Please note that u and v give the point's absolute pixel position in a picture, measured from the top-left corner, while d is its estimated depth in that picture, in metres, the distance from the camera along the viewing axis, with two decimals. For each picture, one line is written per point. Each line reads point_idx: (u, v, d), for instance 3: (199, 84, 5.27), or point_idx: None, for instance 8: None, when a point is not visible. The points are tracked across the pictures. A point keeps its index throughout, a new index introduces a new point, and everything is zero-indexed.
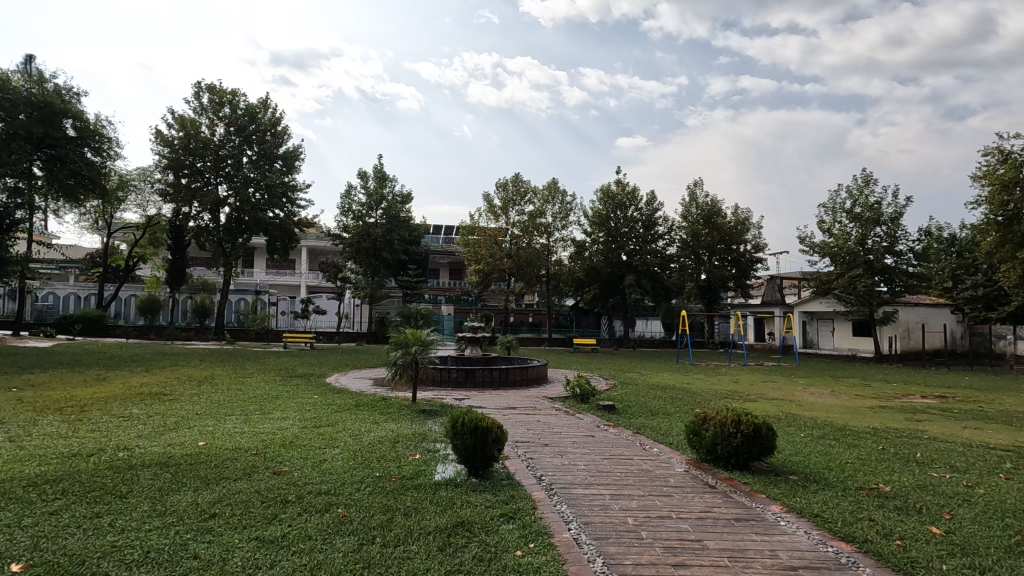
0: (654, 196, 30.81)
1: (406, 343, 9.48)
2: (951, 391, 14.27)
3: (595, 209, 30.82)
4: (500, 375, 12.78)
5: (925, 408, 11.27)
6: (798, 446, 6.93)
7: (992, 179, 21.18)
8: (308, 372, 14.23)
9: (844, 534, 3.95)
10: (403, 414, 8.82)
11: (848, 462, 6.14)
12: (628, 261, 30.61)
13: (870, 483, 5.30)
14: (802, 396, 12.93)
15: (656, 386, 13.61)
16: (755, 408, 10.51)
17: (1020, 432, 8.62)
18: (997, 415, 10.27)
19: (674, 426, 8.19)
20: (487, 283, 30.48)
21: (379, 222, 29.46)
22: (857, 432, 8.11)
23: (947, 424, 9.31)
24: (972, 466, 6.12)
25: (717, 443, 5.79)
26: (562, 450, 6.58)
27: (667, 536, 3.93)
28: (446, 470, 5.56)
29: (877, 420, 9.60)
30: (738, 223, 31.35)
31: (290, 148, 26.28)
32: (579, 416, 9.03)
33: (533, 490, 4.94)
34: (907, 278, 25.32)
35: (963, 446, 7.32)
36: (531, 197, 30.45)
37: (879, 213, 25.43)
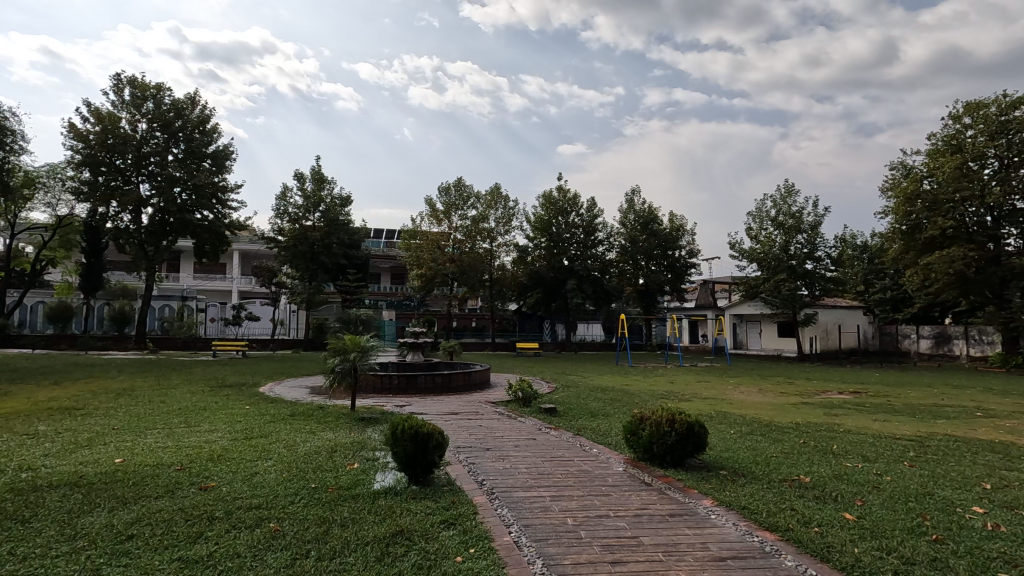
0: (594, 202, 31.50)
1: (344, 349, 9.21)
2: (864, 387, 15.41)
3: (537, 215, 31.19)
4: (443, 381, 12.67)
5: (842, 402, 12.10)
6: (728, 442, 7.27)
7: (897, 191, 23.13)
8: (241, 382, 13.58)
9: (769, 524, 4.18)
10: (341, 422, 8.57)
11: (772, 456, 6.52)
12: (570, 265, 31.19)
13: (793, 475, 5.63)
14: (732, 394, 13.61)
15: (596, 388, 13.90)
16: (689, 407, 10.92)
17: (923, 423, 9.41)
18: (904, 407, 11.18)
19: (613, 426, 8.39)
20: (429, 288, 30.19)
21: (317, 225, 28.59)
22: (781, 427, 8.61)
23: (860, 417, 10.04)
24: (881, 456, 6.64)
25: (653, 442, 5.98)
26: (504, 454, 6.59)
27: (606, 534, 4.02)
28: (385, 478, 5.45)
29: (799, 415, 10.22)
30: (673, 229, 32.62)
31: (220, 147, 25.02)
32: (521, 420, 9.09)
33: (475, 495, 4.91)
34: (825, 283, 27.15)
35: (873, 437, 7.91)
36: (474, 202, 30.44)
37: (800, 221, 27.21)
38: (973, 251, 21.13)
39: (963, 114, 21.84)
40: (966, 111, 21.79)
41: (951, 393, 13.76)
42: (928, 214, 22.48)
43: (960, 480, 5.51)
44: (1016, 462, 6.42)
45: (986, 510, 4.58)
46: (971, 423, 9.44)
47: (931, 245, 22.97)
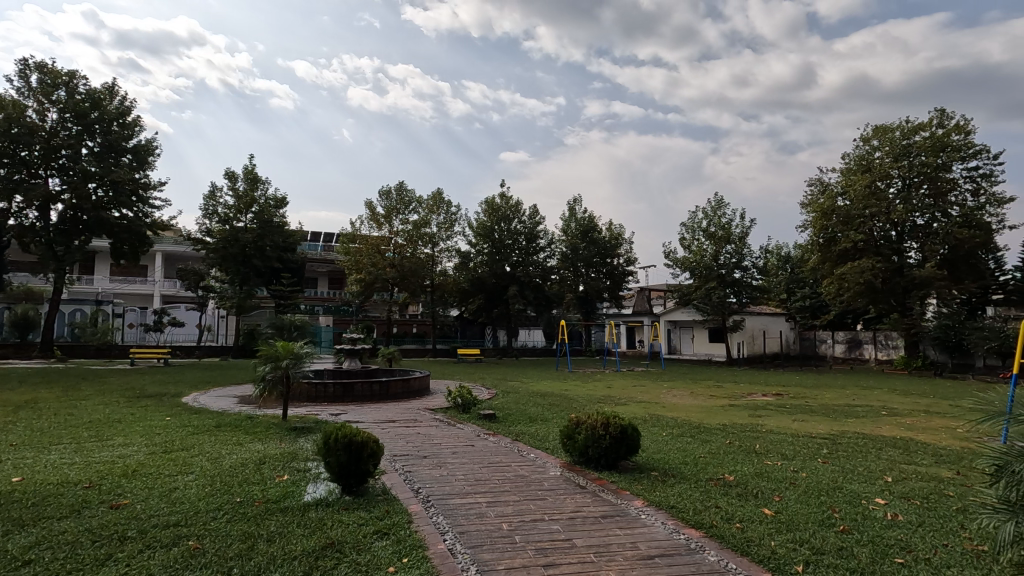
0: (536, 210, 31.92)
1: (276, 356, 8.83)
2: (786, 389, 16.36)
3: (479, 221, 31.20)
4: (381, 389, 12.41)
5: (765, 405, 12.80)
6: (660, 444, 7.54)
7: (815, 206, 24.82)
8: (161, 392, 12.74)
9: (694, 521, 4.36)
10: (271, 432, 8.21)
11: (699, 456, 6.81)
12: (512, 272, 31.35)
13: (718, 474, 5.90)
14: (666, 398, 14.10)
15: (536, 394, 14.03)
16: (625, 411, 11.24)
17: (837, 423, 10.11)
18: (820, 408, 11.98)
19: (551, 431, 8.51)
20: (368, 293, 29.53)
21: (248, 227, 27.33)
22: (710, 429, 9.01)
23: (780, 418, 10.66)
24: (797, 454, 7.07)
25: (588, 446, 6.10)
26: (440, 461, 6.54)
27: (539, 538, 4.07)
28: (317, 489, 5.28)
29: (727, 417, 10.72)
30: (612, 237, 33.53)
31: (142, 141, 23.49)
32: (460, 426, 9.06)
33: (409, 503, 4.85)
34: (752, 291, 28.65)
35: (792, 436, 8.42)
36: (415, 206, 30.09)
37: (729, 232, 28.66)
38: (880, 262, 22.97)
39: (872, 136, 23.80)
40: (875, 134, 23.76)
41: (862, 394, 14.87)
42: (842, 228, 24.37)
43: (866, 475, 5.96)
44: (914, 457, 7.01)
45: (887, 501, 4.99)
46: (877, 421, 10.27)
47: (844, 256, 24.78)
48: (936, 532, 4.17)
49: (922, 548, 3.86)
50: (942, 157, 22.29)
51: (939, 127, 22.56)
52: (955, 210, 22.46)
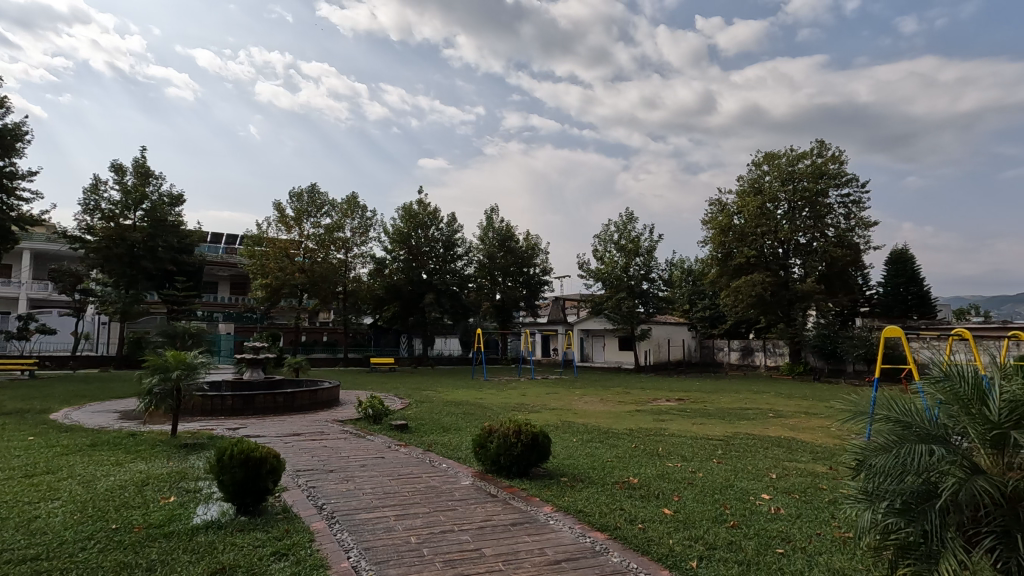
0: (454, 218, 31.78)
1: (165, 367, 8.08)
2: (687, 394, 17.38)
3: (395, 226, 30.53)
4: (285, 401, 11.74)
5: (668, 409, 13.52)
6: (569, 450, 7.73)
7: (715, 223, 26.70)
8: (23, 409, 11.22)
9: (599, 524, 4.49)
10: (157, 451, 7.49)
11: (606, 460, 7.05)
12: (428, 279, 30.97)
13: (623, 477, 6.15)
14: (577, 404, 14.50)
15: (450, 403, 13.89)
16: (537, 418, 11.44)
17: (731, 425, 10.89)
18: (717, 412, 12.80)
19: (463, 440, 8.45)
20: (275, 299, 27.94)
21: (138, 225, 24.96)
22: (617, 434, 9.37)
23: (681, 421, 11.33)
24: (695, 455, 7.53)
25: (500, 454, 6.13)
26: (348, 475, 6.28)
27: (447, 549, 4.02)
28: (208, 511, 4.87)
29: (633, 421, 11.22)
30: (528, 247, 34.07)
31: (9, 125, 20.79)
32: (370, 438, 8.76)
33: (312, 521, 4.61)
34: (658, 302, 30.26)
35: (691, 439, 8.96)
36: (328, 210, 28.94)
37: (638, 245, 30.12)
38: (769, 277, 25.14)
39: (763, 162, 26.02)
40: (765, 160, 25.99)
41: (753, 398, 16.12)
42: (737, 244, 26.40)
43: (754, 473, 6.46)
44: (794, 454, 7.69)
45: (771, 496, 5.42)
46: (765, 422, 11.19)
47: (738, 270, 26.87)
48: (811, 522, 4.58)
49: (798, 538, 4.22)
50: (821, 184, 24.82)
51: (818, 157, 25.11)
52: (831, 232, 25.07)
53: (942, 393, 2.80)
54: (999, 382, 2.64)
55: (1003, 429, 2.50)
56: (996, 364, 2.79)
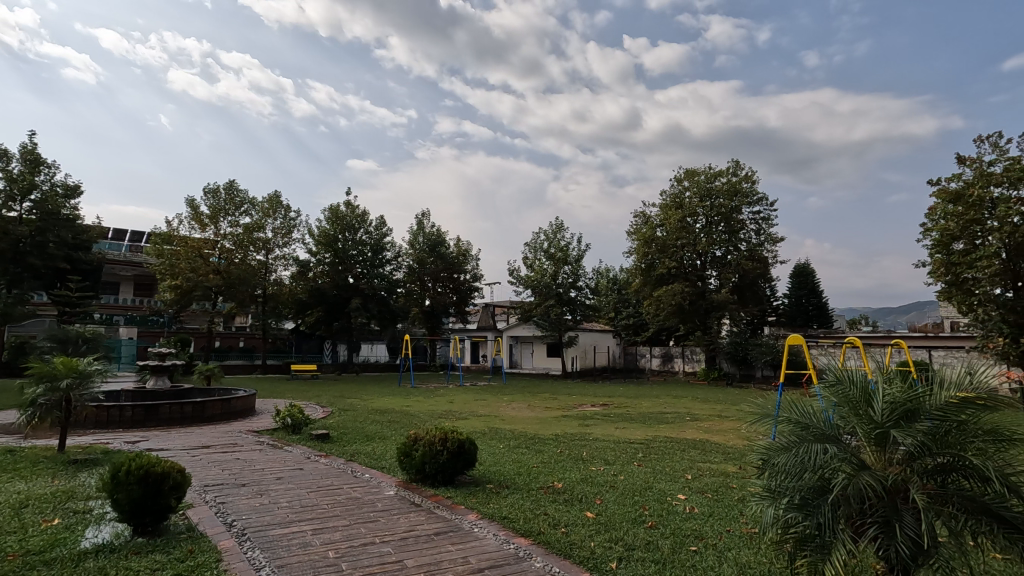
0: (383, 221, 31.10)
1: (52, 376, 7.30)
2: (611, 400, 17.92)
3: (321, 228, 29.42)
4: (194, 411, 10.95)
5: (593, 414, 13.86)
6: (496, 456, 7.73)
7: (639, 235, 27.79)
8: None
9: (523, 530, 4.52)
10: (40, 469, 6.74)
11: (532, 466, 7.12)
12: (355, 284, 30.05)
13: (548, 482, 6.23)
14: (505, 411, 14.55)
15: (375, 411, 13.51)
16: (465, 425, 11.36)
17: (651, 428, 11.33)
18: (638, 416, 13.26)
19: (388, 449, 8.25)
20: (185, 302, 26.06)
21: (25, 218, 22.50)
22: (543, 439, 9.50)
23: (605, 426, 11.65)
24: (617, 458, 7.78)
25: (425, 462, 6.02)
26: (262, 489, 5.94)
27: (368, 562, 3.89)
28: (100, 533, 4.43)
29: (559, 427, 11.41)
30: (459, 253, 33.93)
31: None
32: (287, 449, 8.35)
33: (220, 540, 4.31)
34: (585, 309, 31.03)
35: (614, 443, 9.24)
36: (248, 208, 27.46)
37: (566, 254, 30.79)
38: (688, 287, 26.48)
39: (684, 178, 27.43)
40: (686, 176, 27.42)
41: (672, 402, 16.89)
42: (659, 255, 27.62)
43: (672, 474, 6.75)
44: (708, 456, 8.11)
45: (686, 496, 5.68)
46: (682, 425, 11.74)
47: (660, 280, 28.10)
48: (722, 520, 4.84)
49: (710, 535, 4.45)
50: (735, 201, 26.52)
51: (733, 175, 26.82)
52: (744, 246, 26.80)
53: (835, 395, 3.05)
54: (882, 386, 2.90)
55: (884, 428, 2.77)
56: (880, 370, 3.08)
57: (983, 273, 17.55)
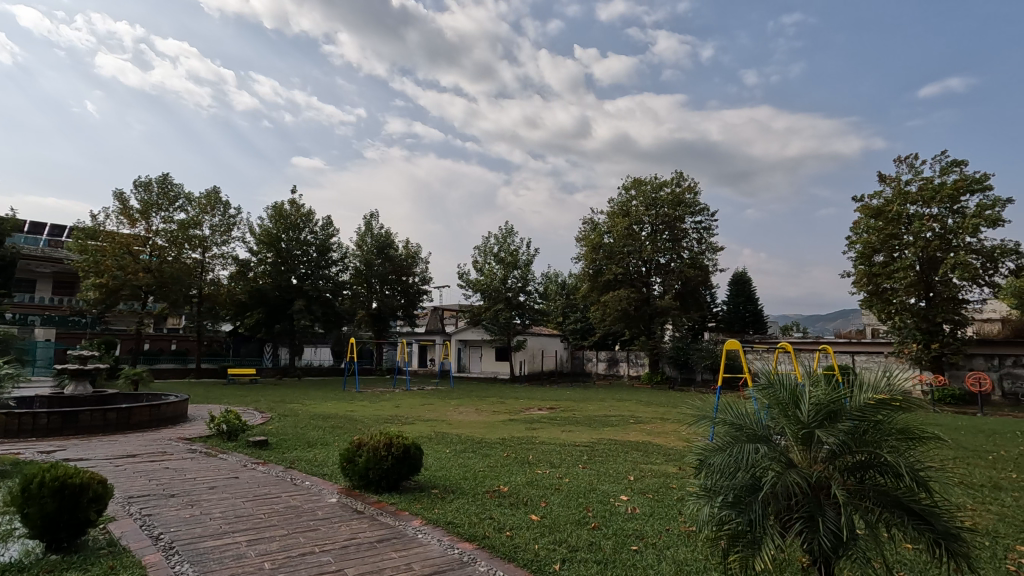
0: (329, 221, 30.26)
1: None
2: (557, 403, 18.11)
3: (262, 227, 28.31)
4: (118, 418, 10.28)
5: (540, 418, 13.96)
6: (442, 461, 7.66)
7: (588, 241, 28.31)
8: None
9: (468, 535, 4.50)
10: None
11: (478, 470, 7.11)
12: (298, 285, 29.07)
13: (494, 486, 6.23)
14: (452, 415, 14.43)
15: (317, 416, 13.09)
16: (411, 429, 11.19)
17: (597, 431, 11.53)
18: (584, 419, 13.45)
19: (330, 456, 8.03)
20: (111, 301, 24.43)
21: None
22: (490, 443, 9.49)
23: (552, 429, 11.76)
24: (563, 461, 7.87)
25: (369, 468, 5.89)
26: (194, 499, 5.64)
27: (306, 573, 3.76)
28: (7, 553, 4.08)
29: (506, 431, 11.43)
30: (407, 256, 33.47)
31: None
32: (222, 456, 7.97)
33: (145, 554, 4.06)
34: (534, 314, 31.28)
35: (560, 446, 9.35)
36: (183, 204, 26.11)
37: (516, 258, 30.95)
38: (634, 293, 27.18)
39: (631, 187, 28.19)
40: (633, 185, 28.18)
41: (616, 405, 17.27)
42: (606, 261, 28.22)
43: (615, 476, 6.91)
44: (650, 457, 8.35)
45: (628, 497, 5.82)
46: (626, 428, 12.00)
47: (607, 285, 28.69)
48: (662, 519, 4.99)
49: (650, 534, 4.58)
50: (678, 211, 27.46)
51: (677, 186, 27.79)
52: (686, 254, 27.77)
53: (767, 398, 3.20)
54: (808, 389, 3.08)
55: (809, 428, 2.93)
56: (809, 373, 3.26)
57: (900, 284, 18.96)
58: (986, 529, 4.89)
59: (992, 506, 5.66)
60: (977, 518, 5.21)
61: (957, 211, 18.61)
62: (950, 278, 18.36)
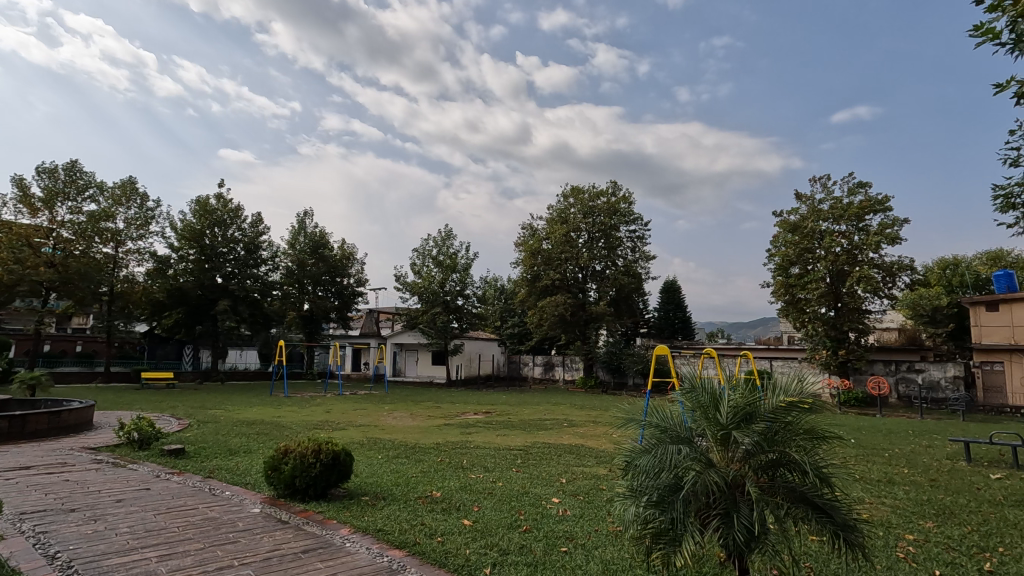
0: (259, 218, 28.91)
1: None
2: (493, 407, 18.15)
3: (184, 221, 26.65)
4: (10, 427, 9.33)
5: (475, 422, 13.92)
6: (374, 468, 7.48)
7: (526, 247, 28.62)
8: None
9: (398, 542, 4.42)
10: None
11: (411, 476, 6.99)
12: (223, 284, 27.56)
13: (426, 492, 6.14)
14: (386, 420, 14.12)
15: (240, 423, 12.43)
16: (342, 436, 10.85)
17: (531, 435, 11.66)
18: (519, 423, 13.54)
19: (254, 464, 7.64)
20: (6, 298, 22.17)
21: None
22: (424, 448, 9.35)
23: (487, 433, 11.77)
24: (497, 465, 7.89)
25: (295, 476, 5.66)
26: (99, 514, 5.21)
27: None
28: None
29: (441, 436, 11.31)
30: (343, 256, 32.51)
31: None
32: (132, 467, 7.41)
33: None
34: (471, 318, 31.21)
35: (494, 450, 9.36)
36: (94, 194, 24.17)
37: (455, 262, 30.80)
38: (570, 299, 27.71)
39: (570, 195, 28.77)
40: (571, 193, 28.76)
41: (551, 409, 17.53)
42: (544, 267, 28.61)
43: (547, 479, 7.01)
44: (582, 460, 8.53)
45: (560, 500, 5.92)
46: (560, 432, 12.20)
47: (545, 291, 29.08)
48: (591, 520, 5.11)
49: (580, 535, 4.68)
50: (614, 219, 28.30)
51: (613, 195, 28.64)
52: (621, 262, 28.65)
53: (689, 400, 3.37)
54: (727, 392, 3.26)
55: (728, 429, 3.11)
56: (729, 377, 3.45)
57: (813, 294, 20.46)
58: (881, 519, 5.36)
59: (886, 499, 6.21)
60: (874, 511, 5.68)
61: (862, 228, 20.27)
62: (855, 290, 19.97)
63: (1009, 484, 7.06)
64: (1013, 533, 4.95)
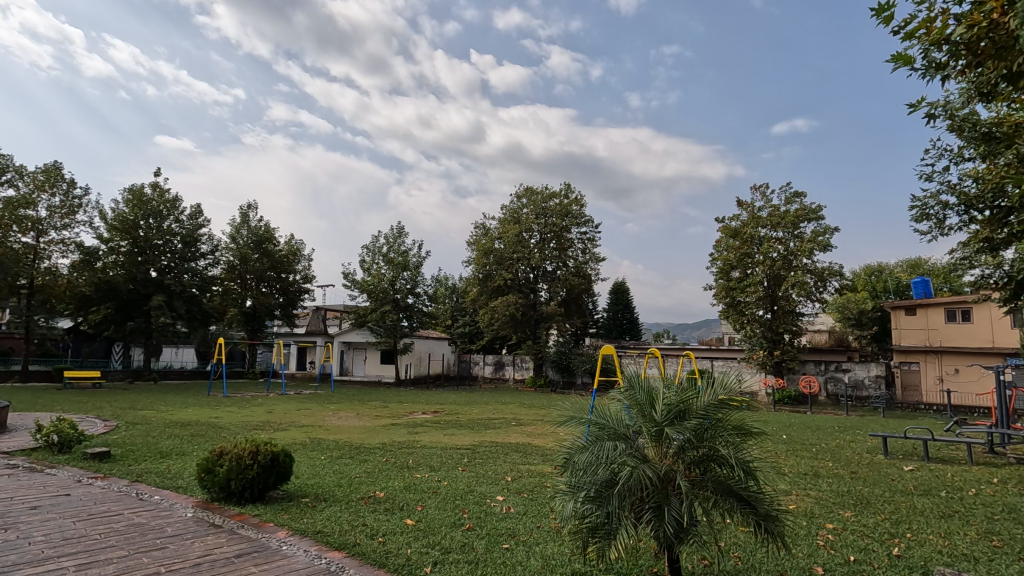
0: (199, 209, 27.59)
1: None
2: (442, 407, 18.03)
3: (116, 210, 25.11)
4: None
5: (423, 422, 13.77)
6: (316, 468, 7.31)
7: (478, 245, 28.61)
8: None
9: (338, 543, 4.35)
10: None
11: (354, 476, 6.87)
12: (158, 278, 26.11)
13: (369, 492, 6.04)
14: (330, 420, 13.80)
15: (173, 424, 11.83)
16: (283, 436, 10.52)
17: (479, 434, 11.64)
18: (467, 423, 13.50)
19: (187, 466, 7.31)
20: None
21: None
22: (369, 448, 9.20)
23: (435, 433, 11.68)
24: (443, 464, 7.84)
25: (231, 478, 5.45)
26: (10, 522, 4.85)
27: None
28: None
29: (387, 435, 11.16)
30: (289, 252, 31.47)
31: None
32: (50, 471, 6.95)
33: None
34: (422, 317, 30.85)
35: (441, 449, 9.29)
36: (13, 178, 22.45)
37: (406, 260, 30.38)
38: (520, 299, 27.90)
39: (523, 196, 28.97)
40: (525, 194, 28.96)
41: (499, 408, 17.55)
42: (496, 266, 28.69)
43: (493, 477, 7.06)
44: (528, 458, 8.60)
45: (504, 497, 5.97)
46: (509, 431, 12.24)
47: (496, 290, 29.15)
48: (534, 517, 5.17)
49: (522, 532, 4.73)
50: (565, 221, 28.70)
51: (565, 197, 29.03)
52: (572, 263, 29.07)
53: (628, 398, 3.48)
54: (663, 391, 3.39)
55: (661, 426, 3.23)
56: (668, 376, 3.59)
57: (751, 297, 21.46)
58: (805, 510, 5.69)
59: (810, 491, 6.59)
60: (799, 502, 6.04)
61: (797, 235, 21.38)
62: (790, 294, 21.00)
63: (919, 475, 7.65)
64: (920, 520, 5.36)
